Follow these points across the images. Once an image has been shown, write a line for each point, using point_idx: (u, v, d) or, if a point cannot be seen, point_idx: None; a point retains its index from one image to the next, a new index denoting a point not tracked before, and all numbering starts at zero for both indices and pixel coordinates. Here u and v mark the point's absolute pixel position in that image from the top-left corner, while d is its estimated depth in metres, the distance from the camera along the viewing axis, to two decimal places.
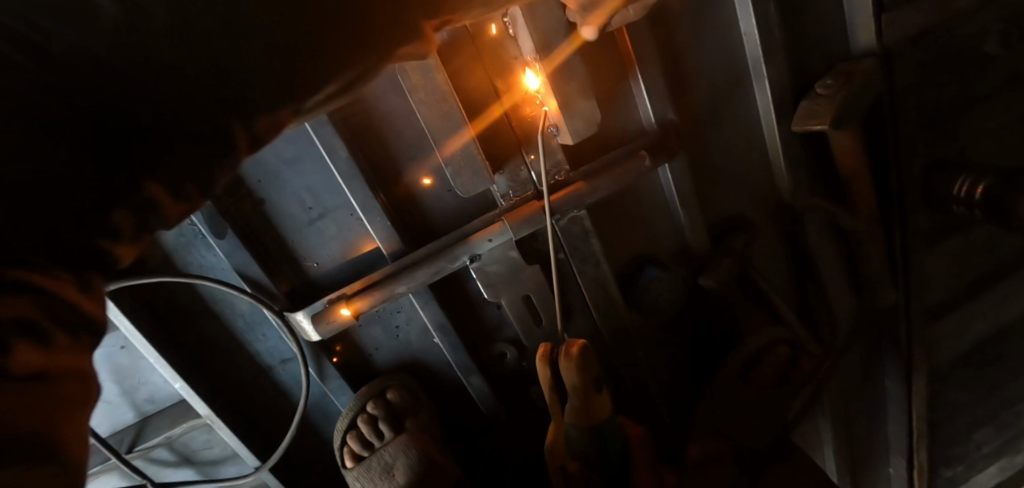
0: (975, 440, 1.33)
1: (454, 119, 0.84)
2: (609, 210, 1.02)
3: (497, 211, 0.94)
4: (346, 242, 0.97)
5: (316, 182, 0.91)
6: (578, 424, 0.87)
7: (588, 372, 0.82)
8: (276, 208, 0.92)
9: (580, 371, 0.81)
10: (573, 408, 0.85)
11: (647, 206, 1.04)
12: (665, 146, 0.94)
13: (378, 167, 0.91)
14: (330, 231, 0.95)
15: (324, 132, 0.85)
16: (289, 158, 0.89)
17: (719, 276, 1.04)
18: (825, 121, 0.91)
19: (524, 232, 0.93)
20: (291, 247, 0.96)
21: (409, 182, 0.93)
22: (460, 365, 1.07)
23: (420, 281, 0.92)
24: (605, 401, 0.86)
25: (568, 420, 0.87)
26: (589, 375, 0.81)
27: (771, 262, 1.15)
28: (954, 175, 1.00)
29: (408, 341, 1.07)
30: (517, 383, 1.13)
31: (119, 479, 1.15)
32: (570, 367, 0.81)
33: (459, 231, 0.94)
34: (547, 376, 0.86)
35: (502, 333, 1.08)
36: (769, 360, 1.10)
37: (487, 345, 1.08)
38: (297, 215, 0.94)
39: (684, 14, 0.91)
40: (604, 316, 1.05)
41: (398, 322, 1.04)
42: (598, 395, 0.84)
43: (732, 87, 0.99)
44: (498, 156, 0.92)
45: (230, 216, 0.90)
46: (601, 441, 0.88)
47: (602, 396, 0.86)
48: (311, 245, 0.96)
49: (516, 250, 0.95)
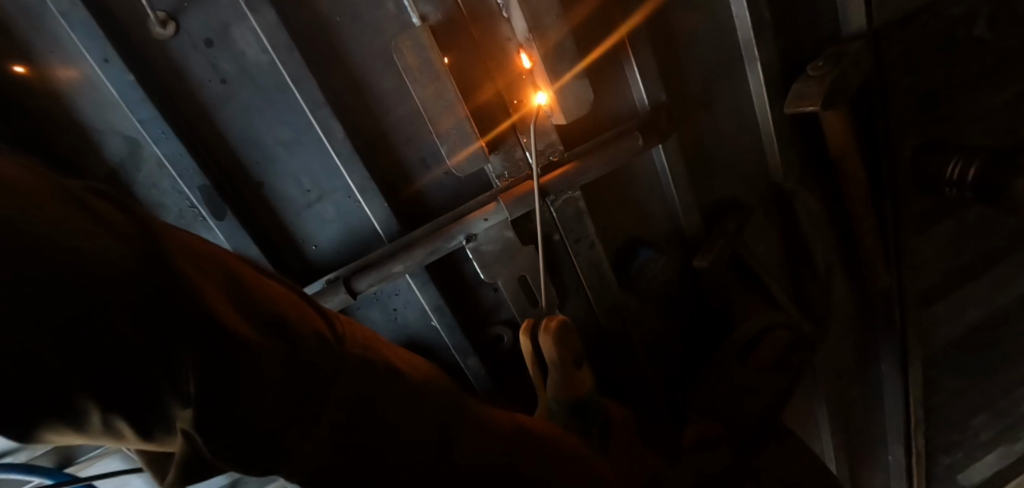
0: (973, 427, 1.32)
1: (464, 132, 0.93)
2: (601, 190, 1.06)
3: (492, 192, 1.00)
4: (342, 224, 1.05)
5: (312, 165, 0.99)
6: (558, 397, 0.97)
7: (566, 345, 0.94)
8: (275, 193, 1.02)
9: (555, 341, 0.94)
10: (554, 381, 0.96)
11: (641, 189, 1.08)
12: (658, 127, 0.97)
13: (387, 158, 1.02)
14: (327, 214, 1.04)
15: (320, 113, 0.94)
16: (285, 144, 0.97)
17: (711, 256, 1.05)
18: (815, 102, 0.91)
19: (518, 212, 0.99)
20: (290, 231, 1.05)
21: (404, 164, 1.02)
22: (457, 347, 1.14)
23: (417, 259, 0.99)
24: (585, 377, 0.97)
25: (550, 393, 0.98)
26: (565, 348, 0.94)
27: (764, 246, 1.16)
28: (944, 157, 0.97)
29: (406, 323, 1.12)
30: (510, 360, 1.21)
31: (123, 461, 1.19)
32: (548, 339, 0.94)
33: (457, 211, 1.00)
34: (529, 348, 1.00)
35: (498, 314, 1.15)
36: (767, 345, 1.11)
37: (484, 328, 1.16)
38: (296, 198, 1.02)
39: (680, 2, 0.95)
40: (599, 297, 1.10)
41: (396, 305, 1.09)
42: (576, 369, 0.95)
43: (729, 73, 1.01)
44: (498, 143, 0.98)
45: (226, 197, 0.98)
46: (582, 416, 0.97)
47: (582, 371, 0.97)
48: (310, 227, 1.05)
49: (512, 230, 1.00)
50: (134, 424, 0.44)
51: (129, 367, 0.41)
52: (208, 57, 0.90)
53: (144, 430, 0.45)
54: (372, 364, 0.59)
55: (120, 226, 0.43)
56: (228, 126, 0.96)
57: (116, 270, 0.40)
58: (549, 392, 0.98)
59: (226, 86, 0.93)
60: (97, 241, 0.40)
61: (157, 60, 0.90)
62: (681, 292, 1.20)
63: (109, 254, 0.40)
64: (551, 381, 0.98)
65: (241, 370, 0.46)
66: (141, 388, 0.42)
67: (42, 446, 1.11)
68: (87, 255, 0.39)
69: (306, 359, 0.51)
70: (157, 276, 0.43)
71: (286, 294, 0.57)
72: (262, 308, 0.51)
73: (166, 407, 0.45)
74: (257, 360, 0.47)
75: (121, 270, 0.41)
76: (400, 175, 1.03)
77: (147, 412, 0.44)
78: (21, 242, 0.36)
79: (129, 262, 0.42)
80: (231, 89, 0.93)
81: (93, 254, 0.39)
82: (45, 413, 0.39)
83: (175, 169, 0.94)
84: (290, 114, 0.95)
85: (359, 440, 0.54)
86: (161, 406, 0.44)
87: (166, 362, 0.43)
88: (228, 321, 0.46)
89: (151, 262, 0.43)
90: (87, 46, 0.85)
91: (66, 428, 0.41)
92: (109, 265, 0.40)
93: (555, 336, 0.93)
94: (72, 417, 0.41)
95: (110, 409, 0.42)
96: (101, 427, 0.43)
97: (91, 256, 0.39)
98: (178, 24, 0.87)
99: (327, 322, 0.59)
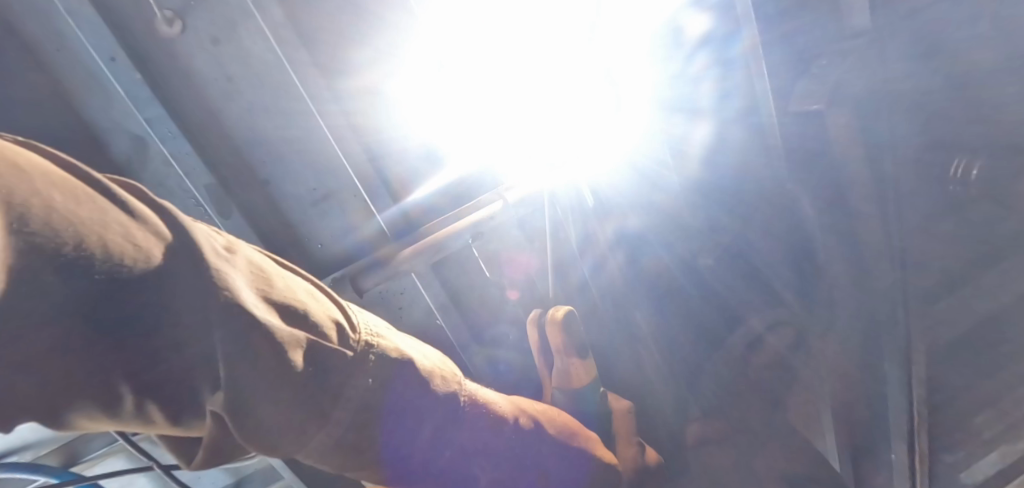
0: None
1: None
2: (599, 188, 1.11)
3: (496, 191, 1.08)
4: (349, 224, 1.07)
5: (318, 164, 1.01)
6: (562, 387, 1.04)
7: (571, 336, 1.03)
8: (281, 192, 1.01)
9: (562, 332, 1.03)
10: (559, 370, 1.04)
11: (648, 188, 1.08)
12: (661, 127, 1.00)
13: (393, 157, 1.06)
14: (333, 213, 1.05)
15: (327, 111, 0.98)
16: (290, 143, 0.98)
17: (713, 256, 1.14)
18: (821, 101, 0.93)
19: (521, 211, 1.07)
20: (295, 230, 1.05)
21: (410, 163, 1.07)
22: (463, 344, 1.19)
23: (425, 258, 1.03)
24: (590, 370, 1.03)
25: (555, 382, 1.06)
26: (570, 338, 1.02)
27: (773, 248, 1.14)
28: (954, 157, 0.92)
29: (412, 323, 1.13)
30: (516, 358, 1.26)
31: (131, 460, 1.20)
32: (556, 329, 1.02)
33: (461, 210, 1.06)
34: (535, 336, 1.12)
35: (503, 310, 1.22)
36: (768, 347, 1.16)
37: (487, 324, 1.22)
38: (301, 197, 1.03)
39: None
40: (602, 295, 1.12)
41: (402, 304, 1.10)
42: (580, 360, 1.02)
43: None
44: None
45: (234, 196, 0.99)
46: (585, 408, 1.04)
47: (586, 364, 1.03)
48: (315, 226, 1.05)
49: (516, 229, 1.09)
50: (166, 410, 0.49)
51: (163, 360, 0.48)
52: (215, 56, 0.90)
53: (174, 416, 0.50)
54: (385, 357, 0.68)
55: (149, 221, 0.49)
56: (233, 125, 0.96)
57: (149, 267, 0.46)
58: (554, 379, 1.06)
59: (231, 85, 0.93)
60: (128, 237, 0.46)
61: (164, 60, 0.90)
62: (688, 295, 1.19)
63: (140, 250, 0.46)
64: (557, 371, 1.05)
65: (269, 360, 0.53)
66: (169, 369, 0.48)
67: (48, 446, 1.11)
68: (122, 254, 0.44)
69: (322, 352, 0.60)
70: (189, 272, 0.49)
71: (304, 291, 0.65)
72: (287, 303, 0.59)
73: (198, 392, 0.51)
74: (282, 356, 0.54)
75: (152, 265, 0.46)
76: (405, 173, 1.08)
77: (177, 398, 0.50)
78: (79, 236, 0.42)
79: (160, 257, 0.47)
80: (235, 88, 0.93)
81: (129, 251, 0.45)
82: (82, 396, 0.44)
83: (182, 168, 0.95)
84: (296, 113, 0.96)
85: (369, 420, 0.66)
86: (193, 394, 0.50)
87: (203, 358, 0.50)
88: (258, 314, 0.53)
89: (180, 257, 0.49)
90: (94, 45, 0.85)
91: (100, 412, 0.46)
92: (143, 263, 0.46)
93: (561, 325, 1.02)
94: (109, 398, 0.46)
95: (142, 393, 0.47)
96: (133, 413, 0.48)
97: (132, 252, 0.45)
98: (184, 23, 0.87)
99: (340, 315, 0.68)
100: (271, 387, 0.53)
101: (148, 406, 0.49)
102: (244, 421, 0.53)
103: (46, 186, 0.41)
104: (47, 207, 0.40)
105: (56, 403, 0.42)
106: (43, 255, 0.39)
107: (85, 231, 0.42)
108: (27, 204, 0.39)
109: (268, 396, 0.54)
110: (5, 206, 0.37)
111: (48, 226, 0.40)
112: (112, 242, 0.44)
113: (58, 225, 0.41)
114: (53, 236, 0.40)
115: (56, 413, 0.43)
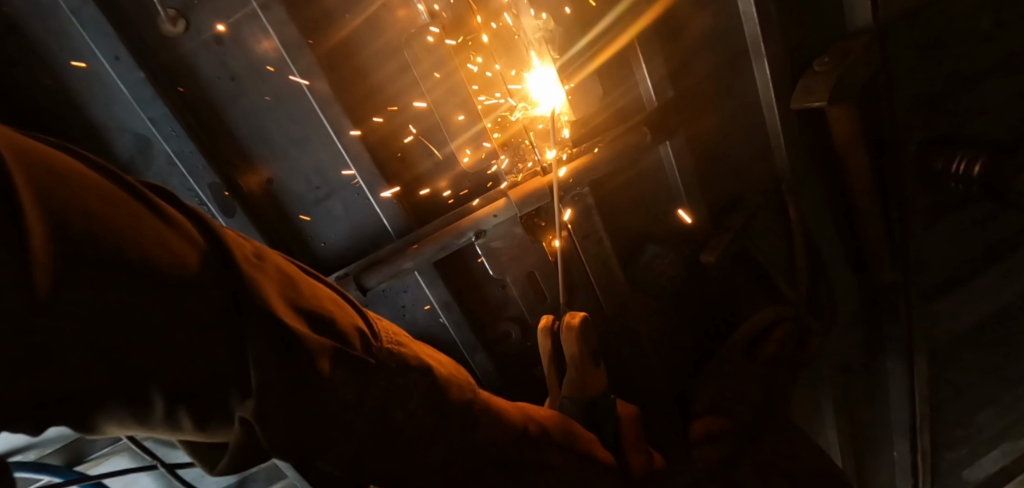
0: (977, 422, 1.24)
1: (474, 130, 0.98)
2: (603, 184, 1.08)
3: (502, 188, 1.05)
4: (351, 221, 1.08)
5: (321, 162, 1.01)
6: (573, 396, 1.02)
7: (585, 342, 0.99)
8: (286, 190, 1.04)
9: (577, 341, 0.99)
10: (571, 380, 1.01)
11: (648, 186, 1.11)
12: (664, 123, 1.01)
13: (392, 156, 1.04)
14: (336, 212, 1.07)
15: (329, 110, 0.97)
16: (297, 141, 0.99)
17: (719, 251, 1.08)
18: (823, 97, 0.90)
19: (528, 209, 1.04)
20: (298, 227, 1.07)
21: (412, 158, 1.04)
22: (464, 343, 1.19)
23: (426, 255, 1.03)
24: (601, 376, 1.01)
25: (564, 392, 1.03)
26: (585, 344, 0.98)
27: (771, 242, 1.19)
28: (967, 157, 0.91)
29: (413, 320, 1.16)
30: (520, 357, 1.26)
31: (132, 459, 1.19)
32: (569, 333, 0.99)
33: (462, 210, 1.06)
34: (547, 344, 1.07)
35: (506, 311, 1.21)
36: (774, 338, 1.13)
37: (488, 325, 1.21)
38: (305, 196, 1.05)
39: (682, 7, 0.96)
40: (605, 292, 1.12)
41: (405, 301, 1.14)
42: (595, 369, 1.00)
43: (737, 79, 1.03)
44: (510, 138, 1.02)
45: (236, 195, 1.00)
46: (591, 413, 1.01)
47: (598, 370, 1.01)
48: (319, 225, 1.08)
49: (520, 227, 1.06)
50: (195, 417, 0.55)
51: (194, 362, 0.52)
52: (218, 55, 0.92)
53: (202, 421, 0.56)
54: (406, 361, 0.72)
55: (184, 228, 0.54)
56: (238, 123, 0.97)
57: (184, 272, 0.51)
58: (563, 390, 1.03)
59: (235, 84, 0.94)
60: (165, 244, 0.50)
61: (164, 57, 0.91)
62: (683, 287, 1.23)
63: (177, 257, 0.51)
64: (569, 381, 1.01)
65: (297, 361, 0.57)
66: (203, 371, 0.53)
67: (51, 445, 1.11)
68: (160, 260, 0.49)
69: (351, 353, 0.64)
70: (222, 284, 0.54)
71: (327, 298, 0.69)
72: (312, 308, 0.63)
73: (227, 401, 0.56)
74: (311, 355, 0.58)
75: (187, 272, 0.51)
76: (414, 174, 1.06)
77: (212, 397, 0.55)
78: (118, 239, 0.46)
79: (194, 265, 0.52)
80: (240, 86, 0.94)
81: (165, 258, 0.50)
82: (118, 402, 0.49)
83: (185, 167, 0.96)
84: (299, 111, 0.97)
85: (395, 414, 0.69)
86: (227, 395, 0.56)
87: (236, 359, 0.55)
88: (288, 320, 0.57)
89: (213, 269, 0.54)
90: (99, 44, 0.86)
91: (132, 416, 0.51)
92: (180, 269, 0.50)
93: (576, 331, 0.98)
94: (145, 398, 0.51)
95: (173, 401, 0.52)
96: (164, 419, 0.54)
97: (167, 256, 0.50)
98: (187, 21, 0.88)
99: (364, 321, 0.72)
100: (298, 391, 0.58)
101: (178, 413, 0.54)
102: (269, 430, 0.58)
103: (88, 194, 0.46)
104: (89, 214, 0.45)
105: (94, 406, 0.48)
106: (84, 259, 0.44)
107: (123, 237, 0.47)
108: (70, 208, 0.44)
109: (298, 398, 0.58)
110: (50, 211, 0.42)
111: (88, 231, 0.44)
112: (151, 248, 0.49)
113: (99, 232, 0.45)
114: (94, 240, 0.45)
115: (92, 415, 0.48)
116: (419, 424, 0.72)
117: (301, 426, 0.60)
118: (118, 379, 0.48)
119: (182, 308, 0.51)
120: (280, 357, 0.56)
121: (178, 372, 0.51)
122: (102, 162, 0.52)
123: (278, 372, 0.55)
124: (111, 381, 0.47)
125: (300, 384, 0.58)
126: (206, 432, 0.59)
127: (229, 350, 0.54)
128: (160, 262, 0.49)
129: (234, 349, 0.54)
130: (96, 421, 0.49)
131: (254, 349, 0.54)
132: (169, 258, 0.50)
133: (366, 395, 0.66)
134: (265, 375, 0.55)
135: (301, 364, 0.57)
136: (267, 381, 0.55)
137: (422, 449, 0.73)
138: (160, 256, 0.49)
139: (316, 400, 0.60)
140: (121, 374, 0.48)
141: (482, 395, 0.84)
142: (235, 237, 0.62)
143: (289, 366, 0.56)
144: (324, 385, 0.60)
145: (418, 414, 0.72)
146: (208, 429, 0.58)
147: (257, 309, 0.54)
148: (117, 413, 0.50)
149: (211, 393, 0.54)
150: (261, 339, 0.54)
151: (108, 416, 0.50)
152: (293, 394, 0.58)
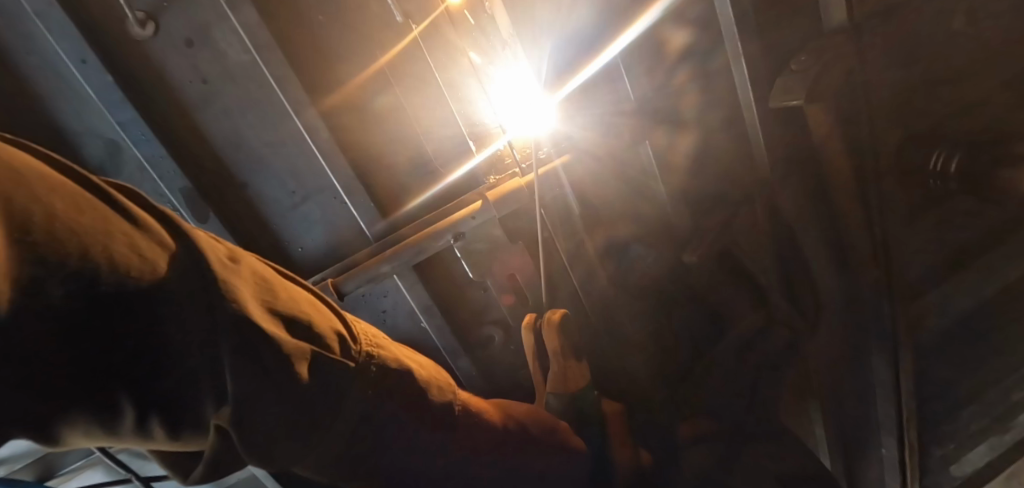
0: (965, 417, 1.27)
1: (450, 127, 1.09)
2: (586, 186, 1.13)
3: (480, 190, 1.10)
4: (328, 224, 1.12)
5: (298, 169, 1.05)
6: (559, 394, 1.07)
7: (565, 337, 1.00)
8: (262, 192, 1.07)
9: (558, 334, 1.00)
10: (553, 374, 1.01)
11: (631, 182, 1.15)
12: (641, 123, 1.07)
13: (359, 166, 1.08)
14: (312, 215, 1.10)
15: (305, 115, 1.01)
16: (268, 150, 1.03)
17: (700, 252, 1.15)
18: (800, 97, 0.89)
19: (505, 210, 1.07)
20: (277, 235, 1.12)
21: (388, 162, 1.10)
22: (447, 348, 1.24)
23: (404, 259, 1.06)
24: (582, 371, 1.01)
25: (549, 387, 1.03)
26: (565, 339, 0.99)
27: None
28: (944, 153, 0.95)
29: (395, 324, 1.21)
30: (503, 359, 1.30)
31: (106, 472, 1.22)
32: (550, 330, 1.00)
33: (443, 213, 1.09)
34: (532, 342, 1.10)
35: (489, 315, 1.24)
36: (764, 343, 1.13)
37: (474, 330, 1.26)
38: (281, 200, 1.09)
39: (668, 17, 0.93)
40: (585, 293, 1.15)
41: (385, 306, 1.18)
42: (575, 363, 1.00)
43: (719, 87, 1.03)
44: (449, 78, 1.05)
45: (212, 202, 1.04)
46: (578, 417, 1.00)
47: (579, 365, 1.01)
48: (295, 230, 1.12)
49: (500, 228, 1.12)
50: (167, 419, 0.51)
51: (164, 361, 0.50)
52: (188, 58, 0.95)
53: (175, 428, 0.52)
54: (385, 365, 0.70)
55: (154, 232, 0.51)
56: (214, 131, 1.01)
57: (155, 277, 0.49)
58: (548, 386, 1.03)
59: (207, 87, 0.97)
60: (133, 248, 0.48)
61: (130, 62, 0.94)
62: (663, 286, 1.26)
63: (147, 263, 0.49)
64: (551, 375, 1.02)
65: (274, 368, 0.55)
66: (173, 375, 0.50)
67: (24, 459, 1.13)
68: (129, 265, 0.47)
69: (328, 361, 0.62)
70: (196, 287, 0.52)
71: (307, 302, 0.67)
72: (289, 313, 0.61)
73: (200, 404, 0.53)
74: (287, 362, 0.56)
75: (157, 277, 0.49)
76: (393, 184, 1.12)
77: (180, 405, 0.52)
78: (83, 245, 0.44)
79: (165, 269, 0.50)
80: (212, 89, 0.98)
81: (137, 263, 0.48)
82: (84, 407, 0.45)
83: (156, 172, 1.00)
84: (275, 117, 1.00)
85: (375, 421, 0.69)
86: (196, 402, 0.53)
87: (211, 366, 0.53)
88: (261, 323, 0.55)
89: (186, 274, 0.51)
90: (64, 47, 0.89)
91: (100, 425, 0.48)
92: (149, 274, 0.48)
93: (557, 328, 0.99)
94: (107, 409, 0.47)
95: (142, 403, 0.49)
96: (134, 427, 0.50)
97: (138, 261, 0.48)
98: (156, 23, 0.92)
99: (342, 325, 0.69)
100: (273, 398, 0.56)
101: (149, 419, 0.50)
102: (245, 432, 0.56)
103: (50, 197, 0.44)
104: (51, 218, 0.43)
105: (60, 411, 0.44)
106: (46, 265, 0.42)
107: (88, 242, 0.45)
108: (31, 212, 0.42)
109: (275, 405, 0.56)
110: (8, 217, 0.40)
111: (50, 236, 0.42)
112: (119, 253, 0.47)
113: (59, 236, 0.43)
114: (57, 246, 0.43)
115: (55, 425, 0.44)
116: (400, 428, 0.71)
117: (272, 435, 0.58)
118: (84, 381, 0.45)
119: (147, 311, 0.48)
120: (254, 365, 0.54)
121: (144, 378, 0.49)
122: (65, 164, 0.50)
123: (248, 380, 0.54)
124: (77, 386, 0.44)
125: (276, 395, 0.56)
126: (178, 441, 0.55)
127: (190, 357, 0.51)
128: (127, 267, 0.47)
129: (200, 357, 0.52)
130: (62, 435, 0.45)
131: (230, 356, 0.53)
132: (138, 263, 0.48)
133: (348, 404, 0.64)
134: (245, 379, 0.53)
135: (276, 370, 0.55)
136: (242, 386, 0.53)
137: (403, 450, 0.73)
138: (132, 261, 0.47)
139: (286, 410, 0.58)
140: (83, 377, 0.45)
141: (462, 395, 0.85)
142: (207, 239, 0.59)
143: (261, 376, 0.54)
144: (300, 390, 0.58)
145: (403, 418, 0.71)
146: (177, 438, 0.54)
147: (227, 313, 0.52)
148: (87, 425, 0.46)
149: (182, 394, 0.51)
150: (241, 345, 0.53)
151: (73, 428, 0.46)
152: (271, 405, 0.56)
